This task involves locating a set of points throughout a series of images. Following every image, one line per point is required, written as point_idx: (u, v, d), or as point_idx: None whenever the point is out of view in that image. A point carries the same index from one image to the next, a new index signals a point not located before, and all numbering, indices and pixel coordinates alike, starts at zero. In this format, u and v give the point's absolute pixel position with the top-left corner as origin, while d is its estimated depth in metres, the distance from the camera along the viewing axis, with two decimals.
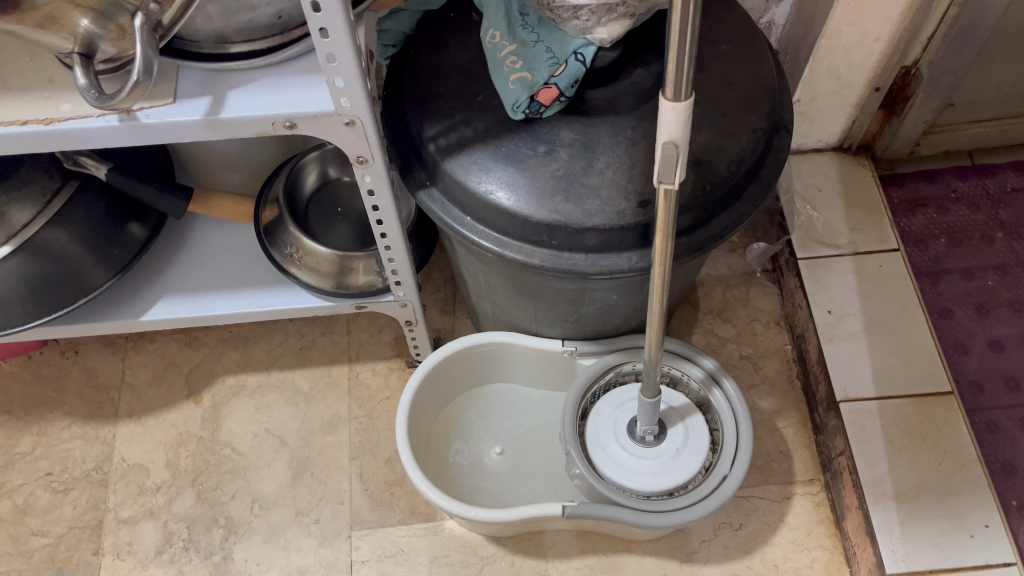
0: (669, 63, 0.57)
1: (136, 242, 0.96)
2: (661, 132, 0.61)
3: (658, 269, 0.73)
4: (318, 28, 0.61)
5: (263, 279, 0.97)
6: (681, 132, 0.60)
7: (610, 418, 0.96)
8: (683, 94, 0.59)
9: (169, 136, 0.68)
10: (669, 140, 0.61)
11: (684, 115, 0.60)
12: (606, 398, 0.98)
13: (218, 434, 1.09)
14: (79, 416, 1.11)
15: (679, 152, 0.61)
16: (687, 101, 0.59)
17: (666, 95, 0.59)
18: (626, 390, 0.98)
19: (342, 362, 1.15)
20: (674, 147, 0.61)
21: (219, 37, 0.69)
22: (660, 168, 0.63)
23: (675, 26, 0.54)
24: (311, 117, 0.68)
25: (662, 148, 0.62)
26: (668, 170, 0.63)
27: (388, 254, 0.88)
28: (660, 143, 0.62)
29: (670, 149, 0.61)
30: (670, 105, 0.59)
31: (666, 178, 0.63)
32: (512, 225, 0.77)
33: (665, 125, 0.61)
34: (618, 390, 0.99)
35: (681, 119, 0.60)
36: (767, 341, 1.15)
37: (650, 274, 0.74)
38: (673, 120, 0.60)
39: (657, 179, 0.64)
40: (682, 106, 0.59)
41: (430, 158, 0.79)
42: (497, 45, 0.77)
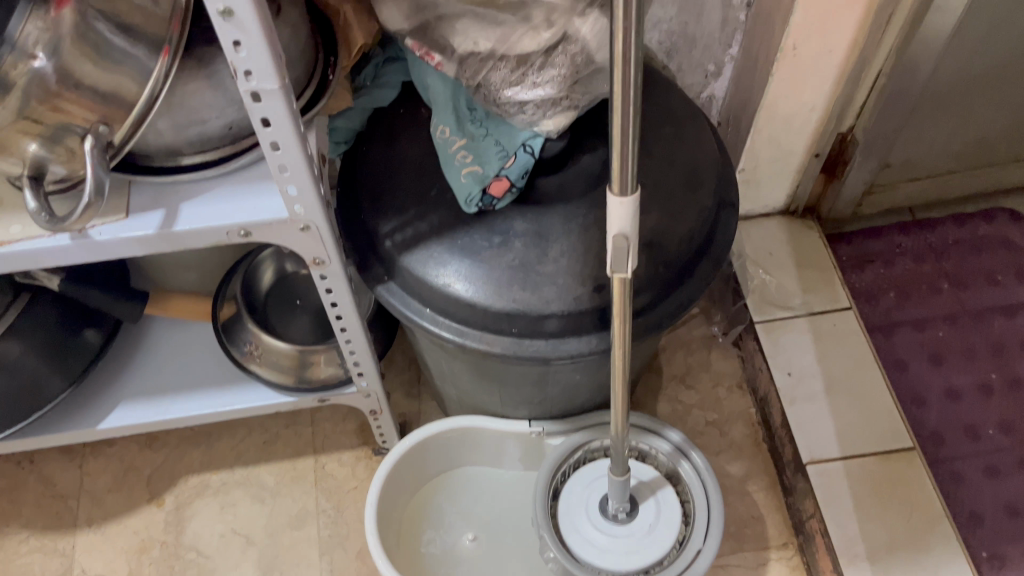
0: (615, 161, 0.59)
1: (92, 348, 0.95)
2: (608, 224, 0.63)
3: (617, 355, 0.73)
4: (269, 142, 0.61)
5: (223, 377, 0.96)
6: (629, 225, 0.62)
7: (582, 499, 0.96)
8: (629, 189, 0.61)
9: (123, 251, 0.68)
10: (619, 232, 0.63)
11: (631, 207, 0.62)
12: (575, 477, 0.98)
13: (182, 538, 1.06)
14: (36, 528, 1.07)
15: (629, 242, 0.63)
16: (632, 195, 0.61)
17: (613, 191, 0.61)
18: (594, 468, 0.98)
19: (308, 454, 1.13)
20: (624, 239, 0.63)
21: (170, 151, 0.69)
22: (612, 260, 0.65)
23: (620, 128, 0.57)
24: (265, 224, 0.69)
25: (612, 239, 0.64)
26: (620, 260, 0.65)
27: (349, 347, 0.88)
28: (609, 236, 0.64)
29: (620, 240, 0.63)
30: (617, 199, 0.61)
31: (618, 266, 0.65)
32: (472, 315, 0.77)
33: (613, 219, 0.63)
34: (587, 468, 0.98)
35: (628, 211, 0.62)
36: (730, 404, 1.16)
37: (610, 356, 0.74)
38: (621, 213, 0.62)
39: (610, 269, 0.66)
40: (628, 200, 0.61)
41: (387, 253, 0.79)
42: (447, 139, 0.79)
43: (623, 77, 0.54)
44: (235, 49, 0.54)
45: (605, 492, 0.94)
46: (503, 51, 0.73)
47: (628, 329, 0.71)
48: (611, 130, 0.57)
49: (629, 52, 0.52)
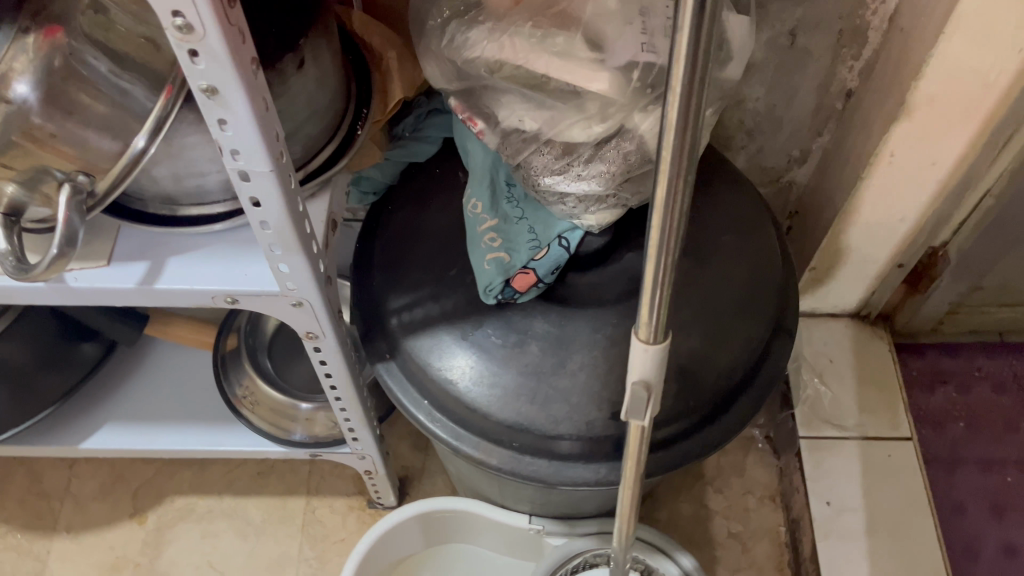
0: (644, 306, 0.49)
1: (87, 363, 0.91)
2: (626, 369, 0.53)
3: (626, 496, 0.64)
4: (258, 220, 0.54)
5: (216, 414, 0.90)
6: (650, 374, 0.51)
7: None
8: (657, 340, 0.51)
9: (99, 300, 0.62)
10: (639, 381, 0.52)
11: (656, 358, 0.51)
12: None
13: (157, 563, 1.02)
14: (15, 525, 1.04)
15: (649, 395, 0.53)
16: (660, 342, 0.50)
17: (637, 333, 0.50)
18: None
19: (300, 494, 1.07)
20: (644, 389, 0.53)
21: (165, 198, 0.63)
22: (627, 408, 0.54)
23: (656, 279, 0.46)
24: (254, 294, 0.62)
25: (630, 386, 0.53)
26: (638, 410, 0.54)
27: (344, 412, 0.81)
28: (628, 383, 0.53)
29: (639, 389, 0.53)
30: (641, 346, 0.51)
31: (634, 415, 0.55)
32: (471, 418, 0.69)
33: (633, 365, 0.52)
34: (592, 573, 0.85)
35: (651, 361, 0.51)
36: (759, 518, 1.06)
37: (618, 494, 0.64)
38: (643, 363, 0.51)
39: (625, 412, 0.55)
40: (655, 350, 0.51)
41: (392, 331, 0.72)
42: (477, 217, 0.71)
43: (662, 227, 0.44)
44: (219, 127, 0.46)
45: None
46: (548, 135, 0.64)
47: (643, 474, 0.61)
48: (646, 276, 0.47)
49: (673, 203, 0.42)
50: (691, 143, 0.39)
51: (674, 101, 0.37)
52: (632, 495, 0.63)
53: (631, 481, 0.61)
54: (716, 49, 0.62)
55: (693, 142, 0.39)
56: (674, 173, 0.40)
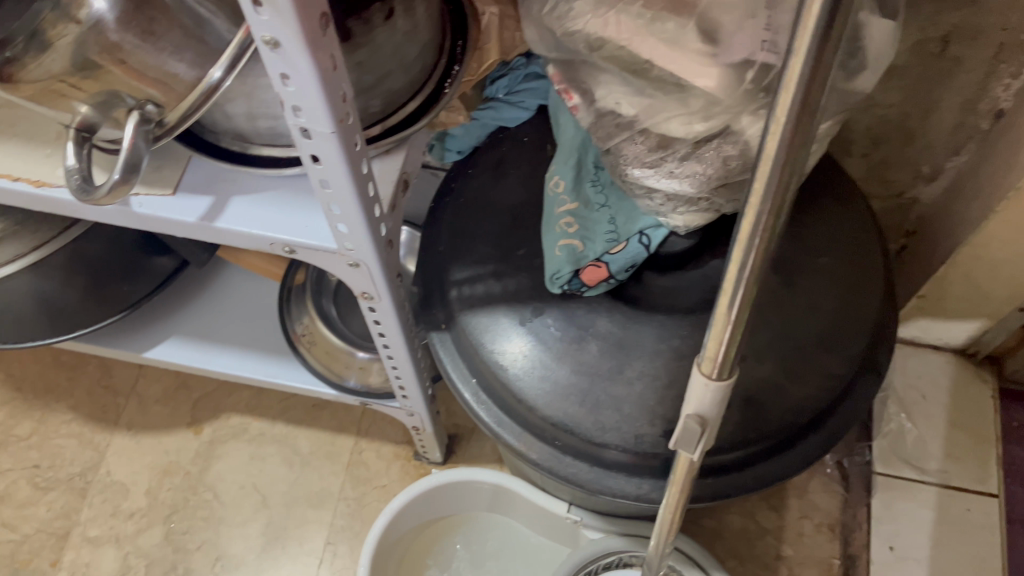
0: (709, 337, 0.40)
1: (160, 275, 0.91)
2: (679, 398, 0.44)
3: (667, 516, 0.55)
4: (319, 178, 0.51)
5: (275, 346, 0.91)
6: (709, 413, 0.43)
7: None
8: (726, 374, 0.41)
9: (161, 228, 0.61)
10: (694, 415, 0.43)
11: (718, 393, 0.42)
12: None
13: (205, 475, 1.04)
14: (81, 414, 1.08)
15: (705, 433, 0.44)
16: (727, 379, 0.41)
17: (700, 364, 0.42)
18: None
19: (350, 433, 1.07)
20: (698, 427, 0.44)
21: (238, 135, 0.60)
22: (678, 440, 0.45)
23: (726, 315, 0.37)
24: (311, 248, 0.60)
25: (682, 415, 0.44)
26: (690, 442, 0.45)
27: (395, 371, 0.79)
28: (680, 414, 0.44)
29: (694, 423, 0.44)
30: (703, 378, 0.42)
31: (684, 447, 0.46)
32: (517, 407, 0.66)
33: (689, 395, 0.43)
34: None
35: (712, 396, 0.42)
36: (812, 547, 1.00)
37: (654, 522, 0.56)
38: (701, 398, 0.42)
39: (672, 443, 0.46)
40: (720, 385, 0.42)
41: (450, 303, 0.69)
42: (556, 197, 0.67)
43: (741, 262, 0.35)
44: (282, 81, 0.44)
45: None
46: (644, 124, 0.59)
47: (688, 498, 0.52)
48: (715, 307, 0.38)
49: (753, 252, 0.34)
50: (783, 192, 0.30)
51: (772, 132, 0.29)
52: (674, 519, 0.54)
53: (671, 506, 0.53)
54: (847, 57, 0.55)
55: (793, 180, 0.30)
56: (755, 224, 0.32)
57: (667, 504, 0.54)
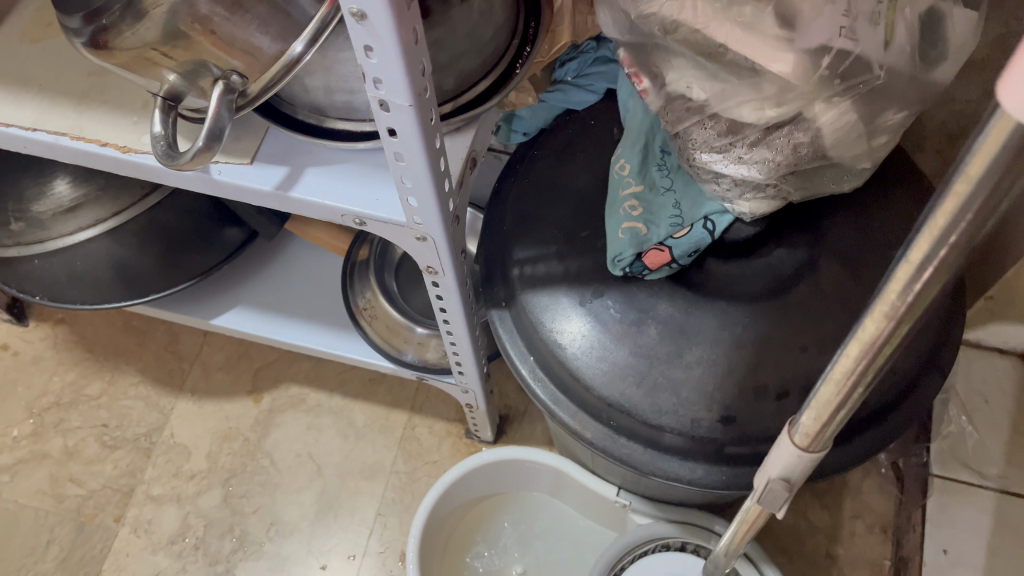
0: (803, 412, 0.41)
1: (230, 246, 0.94)
2: (765, 461, 0.45)
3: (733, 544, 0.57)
4: (393, 150, 0.53)
5: (337, 319, 0.93)
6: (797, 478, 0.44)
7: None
8: (818, 451, 0.42)
9: (238, 196, 0.64)
10: (778, 480, 0.45)
11: (807, 465, 0.43)
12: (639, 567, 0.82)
13: (263, 442, 1.08)
14: (149, 378, 1.12)
15: (788, 497, 0.46)
16: (821, 450, 0.42)
17: (794, 433, 0.42)
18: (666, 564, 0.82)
19: (404, 409, 1.10)
20: (781, 490, 0.46)
21: (315, 108, 0.62)
22: (761, 497, 0.47)
23: (827, 395, 0.38)
24: (381, 221, 0.61)
25: (767, 475, 0.46)
26: (773, 502, 0.47)
27: (453, 346, 0.80)
28: (763, 474, 0.46)
29: (777, 488, 0.46)
30: (795, 451, 0.43)
31: (767, 503, 0.47)
32: (574, 386, 0.66)
33: (775, 464, 0.45)
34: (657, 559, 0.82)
35: (800, 469, 0.43)
36: (862, 547, 0.99)
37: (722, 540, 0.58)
38: (793, 465, 0.43)
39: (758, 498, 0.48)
40: (811, 459, 0.43)
41: (511, 282, 0.70)
42: (622, 179, 0.67)
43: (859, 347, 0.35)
44: (365, 53, 0.45)
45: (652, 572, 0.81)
46: (716, 109, 0.58)
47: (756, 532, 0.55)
48: (818, 379, 0.39)
49: (887, 334, 0.33)
50: (937, 274, 0.29)
51: (919, 237, 0.29)
52: (737, 543, 0.57)
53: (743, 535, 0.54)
54: (926, 46, 0.54)
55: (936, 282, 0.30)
56: (897, 306, 0.31)
57: (734, 532, 0.56)
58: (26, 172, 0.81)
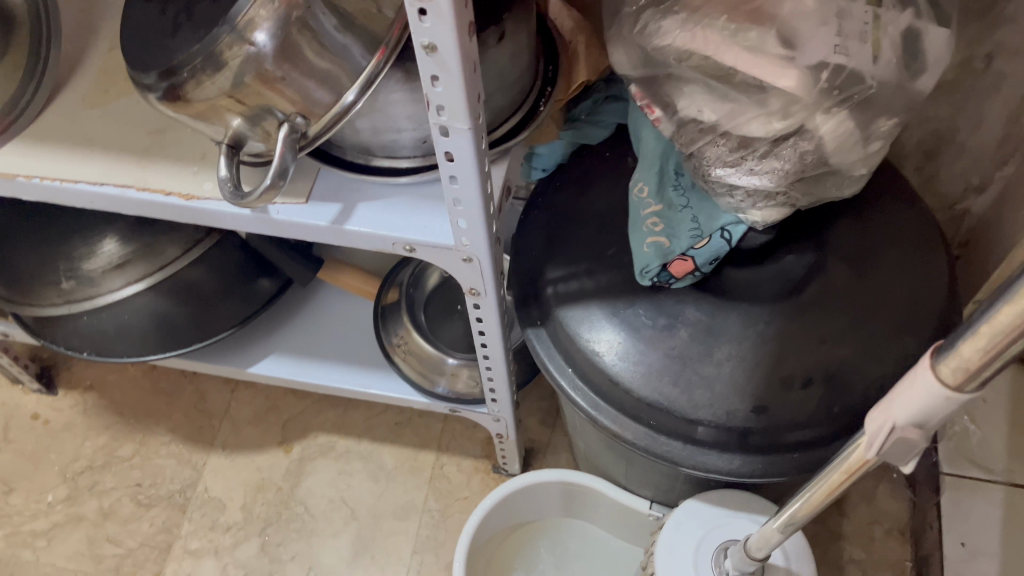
0: (959, 344, 0.37)
1: (261, 297, 0.98)
2: (891, 404, 0.42)
3: (805, 507, 0.56)
4: (449, 174, 0.59)
5: (370, 359, 0.98)
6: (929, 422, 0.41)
7: (693, 536, 0.78)
8: (965, 394, 0.39)
9: (294, 233, 0.69)
10: (906, 427, 0.42)
11: (946, 410, 0.40)
12: (687, 508, 0.80)
13: (296, 490, 1.10)
14: (180, 436, 1.15)
15: (913, 447, 0.43)
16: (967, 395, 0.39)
17: (940, 373, 0.39)
18: (718, 503, 0.79)
19: (431, 449, 1.13)
20: (905, 438, 0.43)
21: (363, 149, 0.69)
22: (880, 449, 0.45)
23: (1003, 321, 0.34)
24: (430, 245, 0.67)
25: (893, 423, 0.43)
26: (893, 452, 0.44)
27: (488, 371, 0.86)
28: (885, 418, 0.43)
29: (905, 438, 0.43)
30: (940, 393, 0.39)
31: (886, 452, 0.44)
32: (612, 391, 0.72)
33: (905, 406, 0.42)
34: (708, 500, 0.80)
35: (935, 413, 0.40)
36: (883, 550, 1.03)
37: (798, 502, 0.56)
38: (934, 408, 0.40)
39: (871, 446, 0.45)
40: (955, 403, 0.40)
41: (546, 300, 0.76)
42: (642, 201, 0.73)
43: None
44: (432, 82, 0.51)
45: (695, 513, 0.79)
46: (727, 128, 0.65)
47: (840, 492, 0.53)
48: (990, 304, 0.35)
49: None
50: None
51: None
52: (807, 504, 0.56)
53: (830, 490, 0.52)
54: (912, 59, 0.62)
55: None
56: None
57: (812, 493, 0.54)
58: (76, 231, 0.86)
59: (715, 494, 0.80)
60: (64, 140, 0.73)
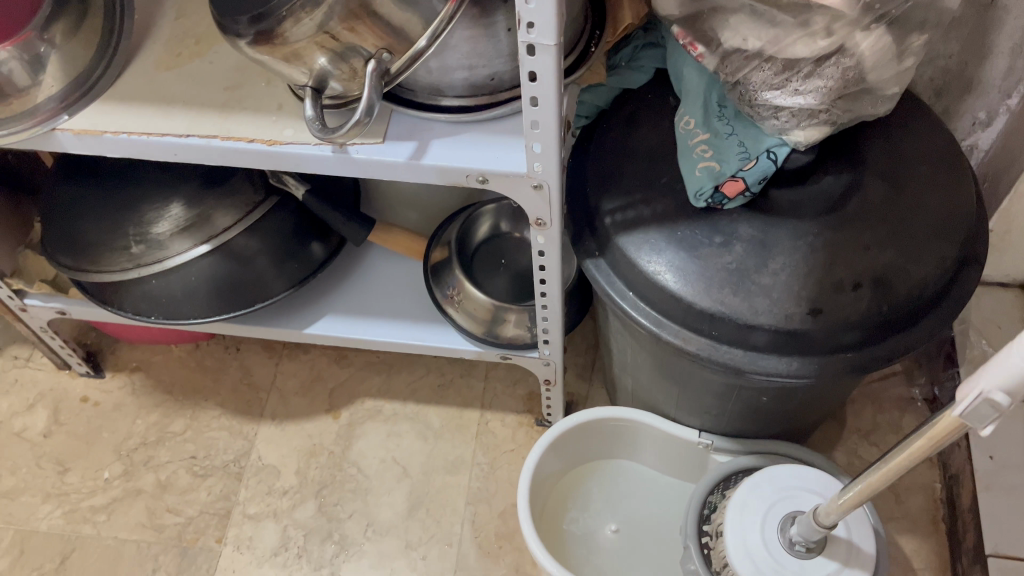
0: None
1: (316, 261, 1.02)
2: (984, 373, 0.46)
3: (877, 476, 0.59)
4: (530, 96, 0.64)
5: (423, 314, 1.02)
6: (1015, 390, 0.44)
7: (765, 500, 0.81)
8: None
9: (372, 172, 0.74)
10: (993, 394, 0.45)
11: None
12: (765, 475, 0.83)
13: (348, 452, 1.14)
14: (228, 409, 1.19)
15: (996, 414, 0.46)
16: None
17: None
18: (793, 475, 0.82)
19: (474, 408, 1.17)
20: (992, 405, 0.46)
21: (434, 90, 0.74)
22: (964, 412, 0.48)
23: None
24: (502, 174, 0.71)
25: (978, 392, 0.46)
26: (976, 418, 0.47)
27: (543, 312, 0.89)
28: (976, 385, 0.46)
29: (992, 404, 0.46)
30: None
31: (971, 419, 0.48)
32: (674, 308, 0.77)
33: (997, 371, 0.45)
34: (783, 471, 0.83)
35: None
36: (914, 473, 1.08)
37: (873, 471, 0.59)
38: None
39: (960, 414, 0.48)
40: None
41: (604, 230, 0.81)
42: (690, 132, 0.78)
43: None
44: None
45: (780, 478, 0.82)
46: (772, 52, 0.72)
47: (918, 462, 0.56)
48: None
49: None
50: None
51: None
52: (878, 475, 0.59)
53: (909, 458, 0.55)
54: None
55: None
56: None
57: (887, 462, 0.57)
58: (144, 197, 0.90)
59: (791, 471, 0.82)
60: (143, 99, 0.77)
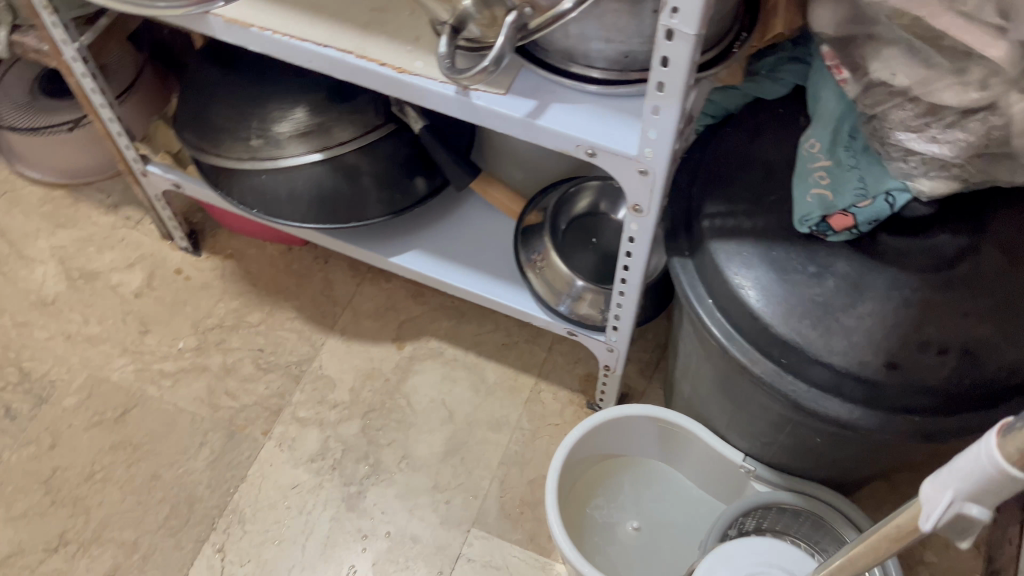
0: None
1: (416, 196, 1.03)
2: (950, 478, 0.43)
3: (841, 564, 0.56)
4: (657, 80, 0.63)
5: (505, 272, 1.03)
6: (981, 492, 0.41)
7: None
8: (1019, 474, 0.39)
9: (488, 120, 0.75)
10: (965, 505, 0.43)
11: (996, 486, 0.41)
12: (720, 555, 0.79)
13: (401, 384, 1.18)
14: (303, 315, 1.24)
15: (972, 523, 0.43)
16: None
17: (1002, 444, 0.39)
18: (749, 552, 0.78)
19: (531, 374, 1.19)
20: (965, 515, 0.43)
21: (566, 55, 0.74)
22: (935, 522, 0.44)
23: None
24: (612, 152, 0.71)
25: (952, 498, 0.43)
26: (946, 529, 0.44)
27: (619, 298, 0.89)
28: (942, 495, 0.43)
29: (962, 511, 0.43)
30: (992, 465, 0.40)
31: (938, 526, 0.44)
32: (749, 326, 0.75)
33: (959, 477, 0.42)
34: (738, 548, 0.79)
35: (982, 484, 0.41)
36: (955, 559, 1.04)
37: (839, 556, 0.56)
38: (995, 480, 0.40)
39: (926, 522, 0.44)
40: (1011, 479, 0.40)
41: (700, 232, 0.80)
42: (812, 155, 0.77)
43: None
44: None
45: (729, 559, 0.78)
46: (918, 93, 0.68)
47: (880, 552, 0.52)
48: None
49: None
50: None
51: None
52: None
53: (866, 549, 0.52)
54: None
55: None
56: None
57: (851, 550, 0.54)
58: (272, 96, 0.94)
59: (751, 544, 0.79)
60: (294, 3, 0.80)
